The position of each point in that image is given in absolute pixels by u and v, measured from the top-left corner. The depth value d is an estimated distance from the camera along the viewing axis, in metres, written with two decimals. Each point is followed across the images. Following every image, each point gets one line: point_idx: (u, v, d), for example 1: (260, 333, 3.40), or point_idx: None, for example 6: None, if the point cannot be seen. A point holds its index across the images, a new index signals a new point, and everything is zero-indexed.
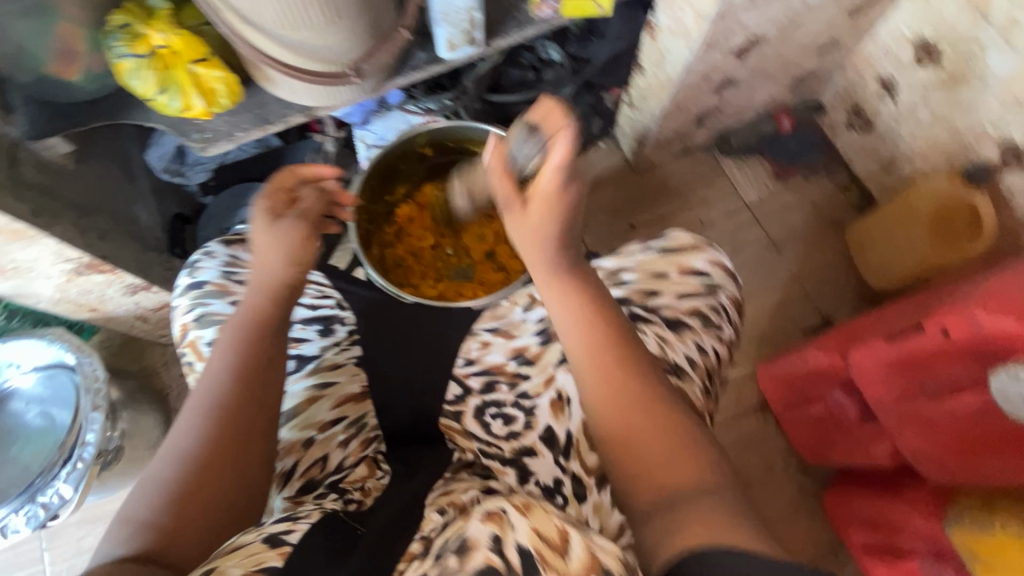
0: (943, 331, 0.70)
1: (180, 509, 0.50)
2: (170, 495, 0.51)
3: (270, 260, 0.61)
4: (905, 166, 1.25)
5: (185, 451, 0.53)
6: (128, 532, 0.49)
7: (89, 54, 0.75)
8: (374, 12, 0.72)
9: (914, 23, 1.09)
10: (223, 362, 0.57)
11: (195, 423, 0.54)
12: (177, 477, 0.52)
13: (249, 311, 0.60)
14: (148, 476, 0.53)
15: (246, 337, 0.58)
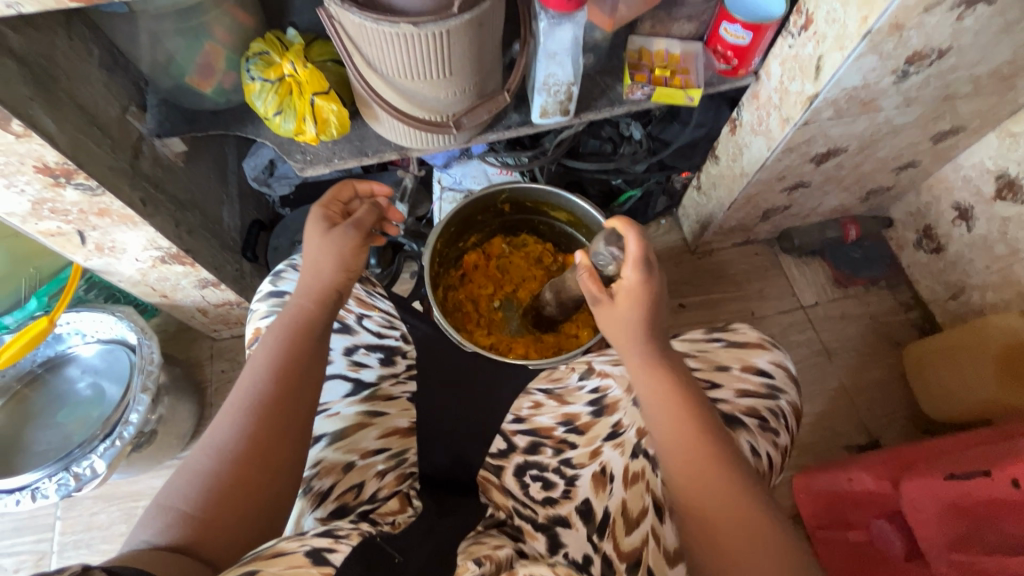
0: (1014, 482, 0.68)
1: (215, 504, 0.49)
2: (206, 488, 0.50)
3: (323, 267, 0.62)
4: (976, 296, 1.22)
5: (225, 444, 0.53)
6: (162, 522, 0.48)
7: (225, 71, 0.83)
8: (483, 75, 0.78)
9: (998, 159, 1.10)
10: (269, 360, 0.58)
11: (235, 417, 0.54)
12: (214, 470, 0.51)
13: (300, 312, 0.61)
14: (186, 467, 0.52)
15: (295, 336, 0.59)
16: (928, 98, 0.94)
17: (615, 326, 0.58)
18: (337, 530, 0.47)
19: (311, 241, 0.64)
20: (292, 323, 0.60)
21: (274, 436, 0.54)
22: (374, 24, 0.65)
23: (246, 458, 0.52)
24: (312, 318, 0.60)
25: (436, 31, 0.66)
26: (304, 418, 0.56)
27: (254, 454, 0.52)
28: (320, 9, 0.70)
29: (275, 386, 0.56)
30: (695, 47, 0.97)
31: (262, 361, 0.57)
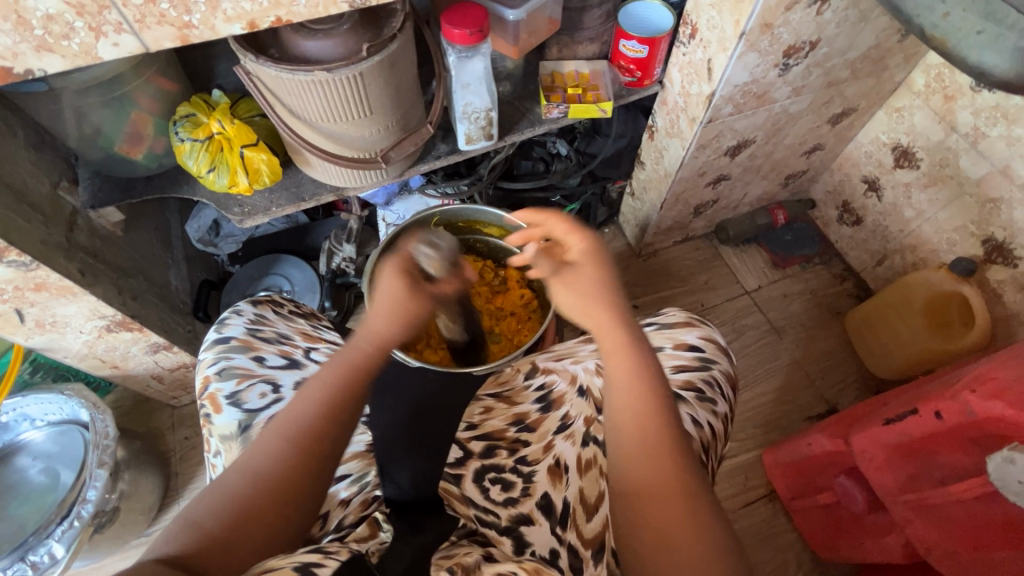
0: (936, 413, 0.72)
1: (234, 528, 0.50)
2: (233, 512, 0.51)
3: (384, 315, 0.63)
4: (898, 259, 1.32)
5: (259, 470, 0.53)
6: (183, 535, 0.49)
7: (154, 137, 0.86)
8: (403, 110, 0.82)
9: (890, 132, 1.21)
10: (319, 394, 0.58)
11: (278, 443, 0.54)
12: (237, 495, 0.52)
13: (351, 356, 0.60)
14: (218, 483, 0.53)
15: (347, 377, 0.59)
16: (814, 85, 1.04)
17: (574, 290, 0.63)
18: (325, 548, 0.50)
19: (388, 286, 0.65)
20: (350, 361, 0.60)
21: (299, 474, 0.54)
22: (289, 74, 0.70)
23: (272, 488, 0.53)
24: (370, 359, 0.61)
25: (349, 74, 0.71)
26: (330, 460, 0.56)
27: (282, 483, 0.53)
28: (236, 67, 0.74)
29: (317, 422, 0.56)
30: (602, 65, 1.05)
31: (313, 393, 0.58)
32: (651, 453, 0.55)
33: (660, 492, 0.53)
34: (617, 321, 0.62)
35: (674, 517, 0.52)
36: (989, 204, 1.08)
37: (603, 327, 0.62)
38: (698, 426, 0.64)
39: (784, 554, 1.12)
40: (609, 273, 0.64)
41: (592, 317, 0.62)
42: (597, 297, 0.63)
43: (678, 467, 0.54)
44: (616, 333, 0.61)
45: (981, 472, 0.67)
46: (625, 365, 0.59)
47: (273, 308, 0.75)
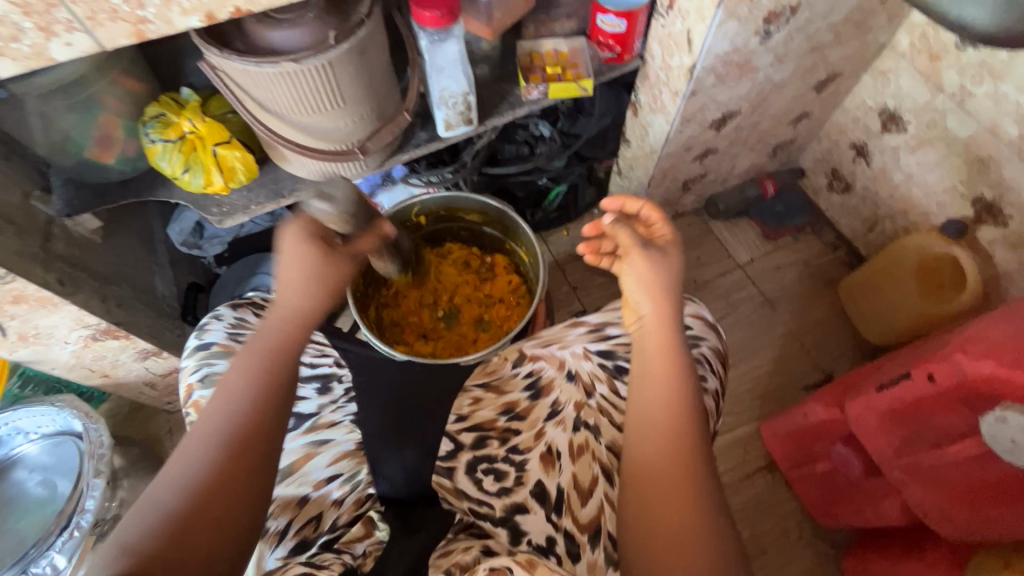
0: (929, 376, 0.71)
1: (168, 540, 0.49)
2: (167, 522, 0.50)
3: (291, 290, 0.61)
4: (889, 224, 1.31)
5: (190, 477, 0.52)
6: (115, 559, 0.48)
7: (125, 140, 0.84)
8: (377, 98, 0.80)
9: (876, 95, 1.19)
10: (242, 389, 0.57)
11: (203, 449, 0.54)
12: (177, 506, 0.51)
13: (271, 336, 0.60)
14: (148, 499, 0.52)
15: (265, 362, 0.58)
16: (797, 51, 1.02)
17: (644, 282, 0.62)
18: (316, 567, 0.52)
19: (286, 247, 0.61)
20: (271, 354, 0.59)
21: (233, 473, 0.53)
22: (256, 66, 0.68)
23: (205, 495, 0.52)
24: (292, 341, 0.60)
25: (318, 63, 0.69)
26: (273, 452, 0.56)
27: (216, 487, 0.52)
28: (201, 62, 0.72)
29: (249, 421, 0.55)
30: (580, 42, 1.02)
31: (235, 388, 0.57)
32: (662, 446, 0.55)
33: (666, 489, 0.53)
34: (663, 321, 0.61)
35: (674, 514, 0.51)
36: (978, 163, 1.07)
37: (652, 318, 0.61)
38: None
39: (785, 523, 1.13)
40: (676, 266, 0.64)
41: (645, 303, 0.62)
42: (662, 286, 0.62)
43: (691, 465, 0.54)
44: (662, 333, 0.60)
45: (973, 433, 0.68)
46: (659, 357, 0.59)
47: (253, 310, 0.78)
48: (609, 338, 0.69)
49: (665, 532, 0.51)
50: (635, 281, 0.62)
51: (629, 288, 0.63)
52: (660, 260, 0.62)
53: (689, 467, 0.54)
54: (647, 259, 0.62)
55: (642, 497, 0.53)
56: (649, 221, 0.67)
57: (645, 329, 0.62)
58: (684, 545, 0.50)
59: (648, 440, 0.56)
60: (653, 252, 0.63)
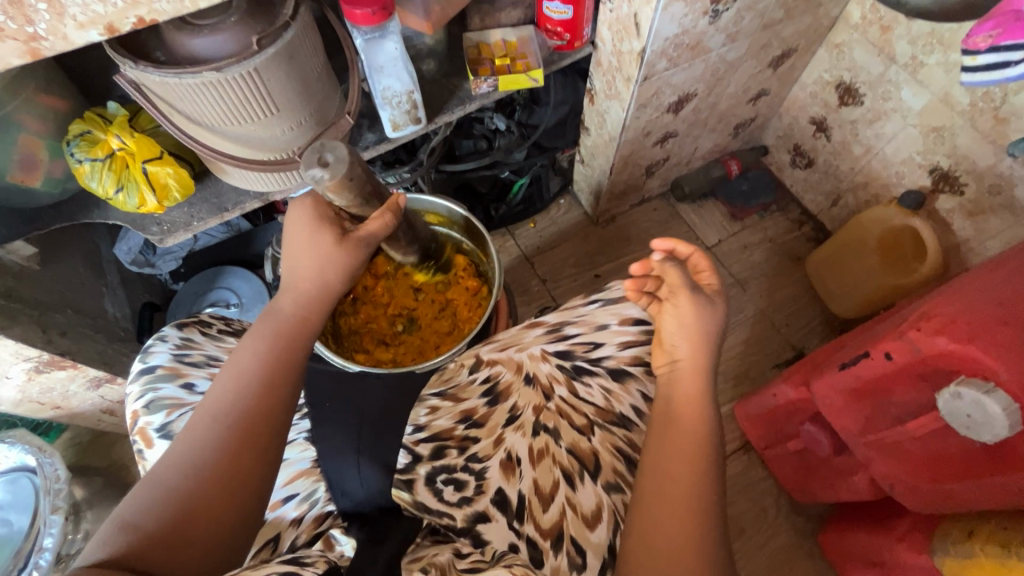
0: (885, 354, 0.71)
1: (167, 517, 0.49)
2: (168, 505, 0.50)
3: (302, 266, 0.63)
4: (851, 198, 1.31)
5: (193, 460, 0.52)
6: (147, 500, 0.50)
7: (51, 161, 0.79)
8: (314, 102, 0.77)
9: (832, 70, 1.19)
10: (242, 378, 0.57)
11: (203, 436, 0.54)
12: (202, 459, 0.52)
13: (287, 323, 0.61)
14: (150, 479, 0.52)
15: (280, 350, 0.59)
16: (749, 29, 1.01)
17: (685, 323, 0.62)
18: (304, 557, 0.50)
19: (296, 233, 0.64)
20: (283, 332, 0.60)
21: (231, 462, 0.53)
22: (175, 78, 0.64)
23: (204, 481, 0.52)
24: (302, 326, 0.62)
25: (243, 71, 0.65)
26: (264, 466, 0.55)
27: (222, 462, 0.53)
28: (117, 75, 0.68)
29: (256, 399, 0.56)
30: (529, 30, 0.99)
31: (243, 361, 0.58)
32: (681, 459, 0.56)
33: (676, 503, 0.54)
34: (699, 366, 0.62)
35: (686, 513, 0.53)
36: (933, 133, 1.07)
37: (686, 360, 0.62)
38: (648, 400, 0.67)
39: (763, 501, 1.15)
40: (721, 317, 0.64)
41: (686, 340, 0.62)
42: (699, 331, 0.62)
43: (706, 480, 0.55)
44: (699, 378, 0.61)
45: (933, 408, 0.68)
46: (694, 383, 0.61)
47: (200, 329, 0.75)
48: (567, 337, 0.69)
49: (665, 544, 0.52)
50: (671, 323, 0.63)
51: (669, 330, 0.63)
52: (703, 312, 0.62)
53: (703, 479, 0.55)
54: (694, 309, 0.62)
55: (646, 498, 0.55)
56: (698, 267, 0.66)
57: (683, 372, 0.62)
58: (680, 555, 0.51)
59: (674, 454, 0.57)
60: (698, 297, 0.63)
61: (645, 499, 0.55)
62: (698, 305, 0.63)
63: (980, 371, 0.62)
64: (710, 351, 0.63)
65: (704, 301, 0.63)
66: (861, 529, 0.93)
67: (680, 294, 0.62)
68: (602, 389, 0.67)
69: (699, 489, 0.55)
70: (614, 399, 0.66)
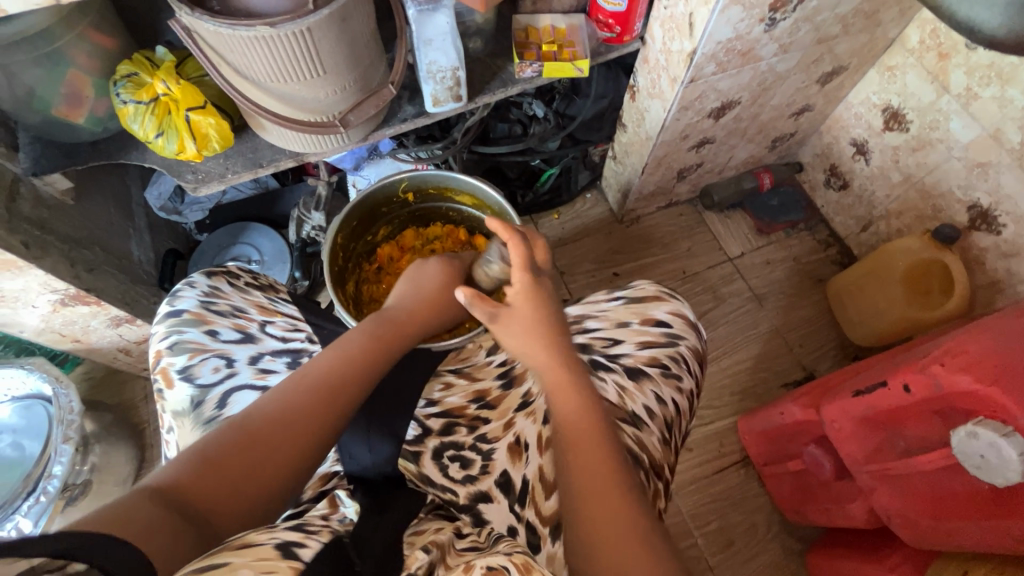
0: (905, 387, 0.70)
1: (222, 469, 0.48)
2: (242, 450, 0.49)
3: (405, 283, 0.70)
4: (883, 225, 1.29)
5: (275, 413, 0.52)
6: (228, 439, 0.50)
7: (95, 99, 0.80)
8: (360, 69, 0.77)
9: (880, 92, 1.16)
10: (341, 358, 0.58)
11: (290, 392, 0.54)
12: (294, 412, 0.53)
13: (392, 326, 0.64)
14: (235, 420, 0.52)
15: (384, 345, 0.62)
16: (803, 41, 0.98)
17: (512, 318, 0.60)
18: (308, 525, 0.48)
19: (430, 273, 0.71)
20: (389, 327, 0.63)
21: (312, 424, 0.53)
22: (229, 29, 0.64)
23: (295, 432, 0.52)
24: (404, 329, 0.64)
25: (296, 29, 0.65)
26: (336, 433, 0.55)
27: (303, 420, 0.53)
28: (172, 21, 0.68)
29: (346, 378, 0.57)
30: (579, 19, 0.98)
31: (350, 351, 0.59)
32: (594, 459, 0.53)
33: (616, 515, 0.50)
34: (554, 363, 0.58)
35: (616, 514, 0.51)
36: (978, 169, 1.05)
37: (545, 362, 0.58)
38: (662, 404, 0.66)
39: (755, 517, 1.15)
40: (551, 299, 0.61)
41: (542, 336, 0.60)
42: (545, 332, 0.59)
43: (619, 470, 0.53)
44: (561, 374, 0.58)
45: (945, 445, 0.67)
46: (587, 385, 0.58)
47: (228, 279, 0.75)
48: (587, 331, 0.71)
49: (604, 555, 0.49)
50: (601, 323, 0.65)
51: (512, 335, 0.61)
52: (545, 312, 0.60)
53: (617, 472, 0.53)
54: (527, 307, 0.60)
55: (577, 512, 0.52)
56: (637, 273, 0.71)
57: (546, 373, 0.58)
58: (623, 542, 0.49)
59: (577, 451, 0.54)
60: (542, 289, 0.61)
61: (576, 502, 0.52)
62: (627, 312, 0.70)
63: (998, 413, 0.61)
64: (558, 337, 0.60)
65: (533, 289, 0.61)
66: (851, 557, 0.93)
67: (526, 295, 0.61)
68: (617, 385, 0.66)
69: (616, 479, 0.52)
70: (629, 397, 0.66)
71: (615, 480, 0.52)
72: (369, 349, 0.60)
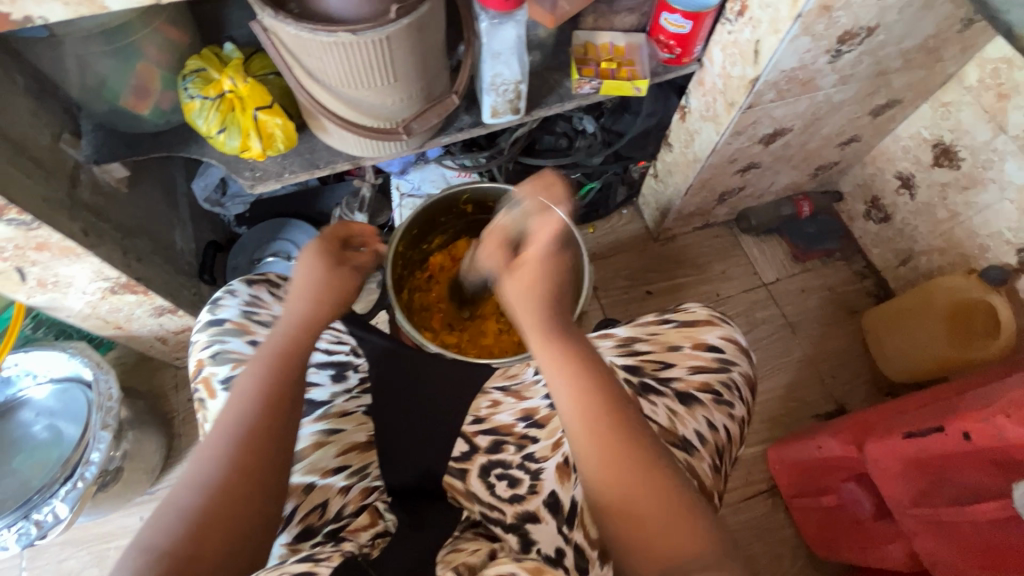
0: (965, 435, 0.70)
1: (196, 542, 0.49)
2: (188, 527, 0.50)
3: (305, 285, 0.67)
4: (923, 260, 1.28)
5: (209, 479, 0.53)
6: (169, 524, 0.50)
7: (161, 91, 0.80)
8: (428, 78, 0.77)
9: (932, 127, 1.15)
10: (248, 395, 0.58)
11: (221, 451, 0.54)
12: (223, 471, 0.53)
13: (286, 342, 0.63)
14: (166, 506, 0.52)
15: (281, 366, 0.61)
16: (863, 74, 0.98)
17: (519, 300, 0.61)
18: (318, 555, 0.50)
19: (313, 273, 0.67)
20: (279, 350, 0.62)
21: (250, 473, 0.54)
22: (312, 34, 0.64)
23: (233, 491, 0.53)
24: (298, 346, 0.63)
25: (376, 38, 0.65)
26: (281, 466, 0.56)
27: (241, 477, 0.53)
28: (254, 21, 0.69)
29: (262, 415, 0.57)
30: (639, 38, 0.98)
31: (247, 392, 0.58)
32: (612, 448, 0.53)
33: (642, 484, 0.52)
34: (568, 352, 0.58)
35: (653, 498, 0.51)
36: None
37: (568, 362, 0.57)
38: (713, 430, 0.66)
39: (780, 548, 1.14)
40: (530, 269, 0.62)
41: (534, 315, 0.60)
42: (540, 288, 0.61)
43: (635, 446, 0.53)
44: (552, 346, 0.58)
45: (1002, 496, 0.66)
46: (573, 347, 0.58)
47: (268, 289, 0.76)
48: (637, 353, 0.71)
49: (641, 531, 0.50)
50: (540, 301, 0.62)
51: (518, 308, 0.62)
52: (547, 276, 0.61)
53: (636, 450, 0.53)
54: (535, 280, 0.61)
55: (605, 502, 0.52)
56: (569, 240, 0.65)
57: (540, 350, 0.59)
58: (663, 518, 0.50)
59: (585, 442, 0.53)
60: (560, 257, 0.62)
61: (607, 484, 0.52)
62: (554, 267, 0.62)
63: None
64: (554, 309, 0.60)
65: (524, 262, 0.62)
66: None
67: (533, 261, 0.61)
68: (667, 410, 0.66)
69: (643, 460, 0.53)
70: (680, 422, 0.66)
71: (626, 450, 0.53)
72: (262, 379, 0.59)
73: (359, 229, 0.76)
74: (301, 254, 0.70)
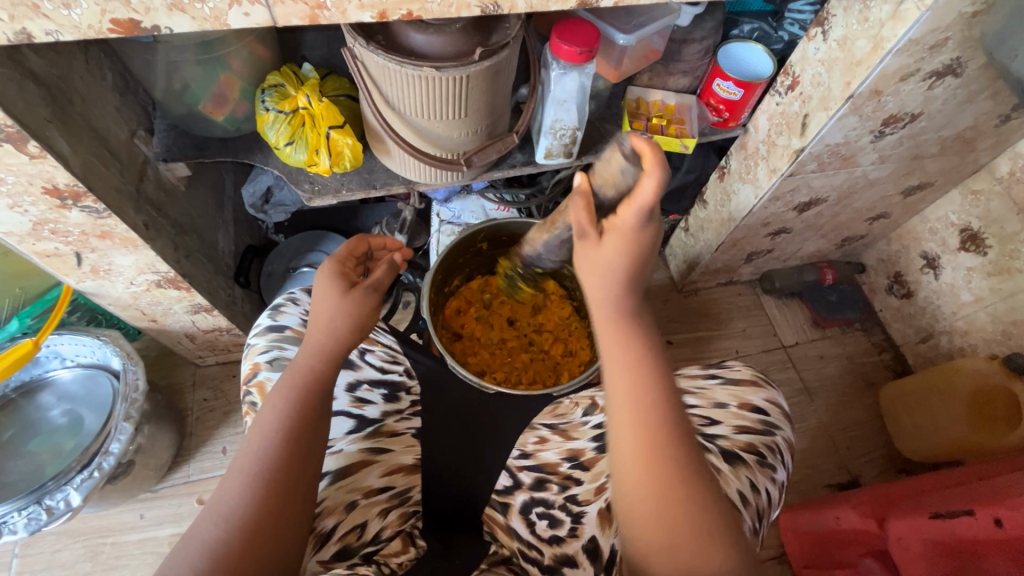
0: (996, 521, 0.71)
1: None
2: (212, 560, 0.51)
3: (321, 309, 0.67)
4: (944, 340, 1.29)
5: (232, 511, 0.54)
6: (194, 555, 0.52)
7: (238, 101, 0.84)
8: (494, 116, 0.81)
9: (960, 212, 1.18)
10: (275, 425, 0.59)
11: (243, 482, 0.56)
12: (244, 504, 0.55)
13: (304, 372, 0.64)
14: (190, 537, 0.53)
15: (301, 397, 0.62)
16: (900, 155, 1.01)
17: (596, 274, 0.58)
18: None
19: (326, 299, 0.67)
20: (300, 382, 0.63)
21: (273, 507, 0.55)
22: (398, 66, 0.68)
23: (253, 525, 0.54)
24: (316, 377, 0.64)
25: (457, 75, 0.69)
26: (301, 505, 0.57)
27: (262, 511, 0.55)
28: (345, 49, 0.73)
29: (284, 451, 0.58)
30: (689, 100, 1.03)
31: (269, 423, 0.60)
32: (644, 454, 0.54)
33: (667, 502, 0.52)
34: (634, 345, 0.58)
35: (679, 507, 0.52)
36: None
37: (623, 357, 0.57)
38: (756, 492, 0.66)
39: None
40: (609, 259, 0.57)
41: (603, 301, 0.59)
42: (611, 273, 0.58)
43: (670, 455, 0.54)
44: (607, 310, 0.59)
45: None
46: (630, 347, 0.58)
47: None
48: (684, 406, 0.72)
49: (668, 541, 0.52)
50: (584, 262, 0.59)
51: (585, 266, 0.59)
52: (635, 250, 0.57)
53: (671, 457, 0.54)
54: (616, 252, 0.57)
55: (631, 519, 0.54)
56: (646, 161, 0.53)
57: (596, 301, 0.59)
58: (689, 527, 0.52)
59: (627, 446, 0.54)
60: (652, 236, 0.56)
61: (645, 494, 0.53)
62: (628, 235, 0.56)
63: None
64: (630, 287, 0.59)
65: (614, 232, 0.56)
66: None
67: (617, 232, 0.56)
68: (712, 467, 0.66)
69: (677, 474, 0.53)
70: (724, 480, 0.65)
71: (653, 462, 0.53)
72: (284, 410, 0.61)
73: (377, 243, 0.80)
74: (318, 276, 0.70)
